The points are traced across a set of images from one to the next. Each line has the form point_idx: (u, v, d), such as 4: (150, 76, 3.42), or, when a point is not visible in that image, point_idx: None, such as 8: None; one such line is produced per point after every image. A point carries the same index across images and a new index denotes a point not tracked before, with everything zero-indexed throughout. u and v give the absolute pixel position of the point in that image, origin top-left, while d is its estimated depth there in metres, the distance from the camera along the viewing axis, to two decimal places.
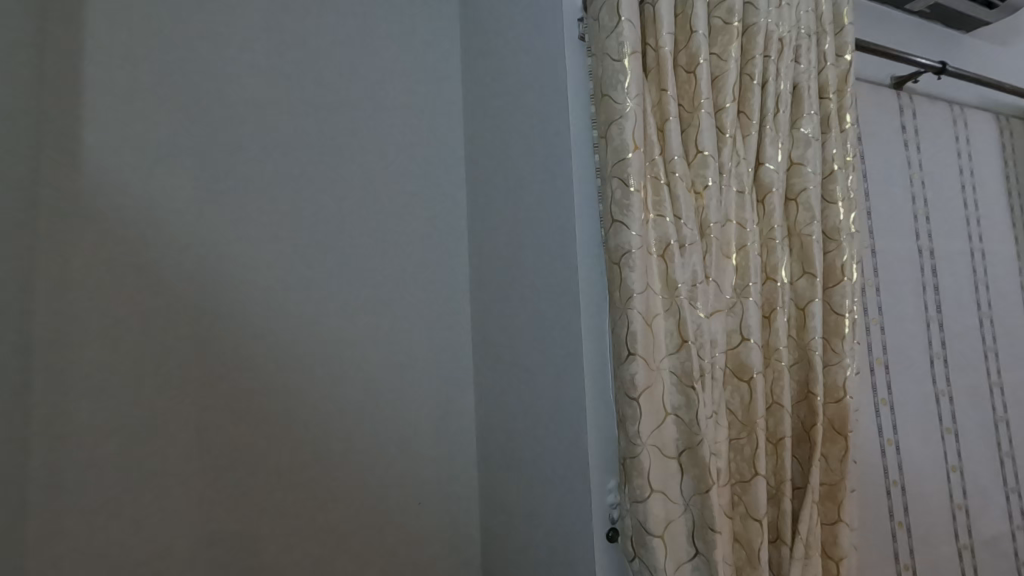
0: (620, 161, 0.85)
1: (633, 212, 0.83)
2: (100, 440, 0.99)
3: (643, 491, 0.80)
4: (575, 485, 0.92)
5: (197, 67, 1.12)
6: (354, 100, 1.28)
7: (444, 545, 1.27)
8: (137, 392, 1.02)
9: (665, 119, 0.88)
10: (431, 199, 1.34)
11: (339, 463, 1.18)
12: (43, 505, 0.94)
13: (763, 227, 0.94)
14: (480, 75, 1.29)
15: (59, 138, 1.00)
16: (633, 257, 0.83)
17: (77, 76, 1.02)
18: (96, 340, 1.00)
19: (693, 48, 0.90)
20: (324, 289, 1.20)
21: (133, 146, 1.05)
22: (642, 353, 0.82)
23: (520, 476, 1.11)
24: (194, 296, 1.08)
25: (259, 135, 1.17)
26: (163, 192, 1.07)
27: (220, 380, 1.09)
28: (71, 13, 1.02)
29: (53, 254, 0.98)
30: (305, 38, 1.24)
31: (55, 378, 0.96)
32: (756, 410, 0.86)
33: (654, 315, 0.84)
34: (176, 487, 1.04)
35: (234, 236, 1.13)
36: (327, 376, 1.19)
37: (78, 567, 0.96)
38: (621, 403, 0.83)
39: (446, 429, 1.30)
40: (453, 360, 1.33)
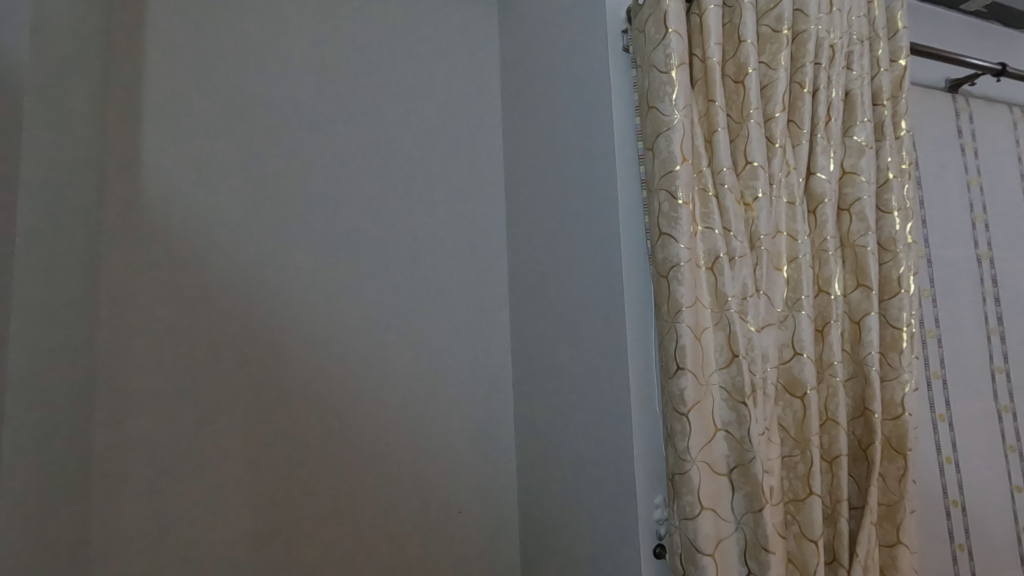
0: (667, 174, 0.84)
1: (681, 225, 0.82)
2: (157, 445, 1.05)
3: (693, 508, 0.79)
4: (619, 497, 0.92)
5: (247, 88, 1.18)
6: (395, 113, 1.31)
7: (485, 552, 1.27)
8: (192, 398, 1.08)
9: (713, 130, 0.87)
10: (471, 209, 1.36)
11: (381, 469, 1.20)
12: (107, 499, 1.01)
13: (815, 239, 0.92)
14: (520, 87, 1.30)
15: (122, 158, 1.07)
16: (682, 271, 0.82)
17: (139, 100, 1.09)
18: (155, 347, 1.06)
19: (741, 58, 0.89)
20: (367, 299, 1.23)
21: (189, 164, 1.12)
22: (691, 367, 0.81)
23: (562, 486, 1.11)
24: (243, 306, 1.14)
25: (305, 150, 1.21)
26: (216, 209, 1.13)
27: (267, 388, 1.13)
28: (133, 42, 1.10)
29: (116, 270, 1.05)
30: (349, 55, 1.28)
31: (118, 383, 1.03)
32: (810, 427, 0.83)
33: (702, 329, 0.83)
34: (226, 490, 1.08)
35: (282, 248, 1.17)
36: (370, 384, 1.21)
37: (137, 559, 1.02)
38: (669, 417, 0.83)
39: (487, 437, 1.31)
40: (493, 368, 1.33)
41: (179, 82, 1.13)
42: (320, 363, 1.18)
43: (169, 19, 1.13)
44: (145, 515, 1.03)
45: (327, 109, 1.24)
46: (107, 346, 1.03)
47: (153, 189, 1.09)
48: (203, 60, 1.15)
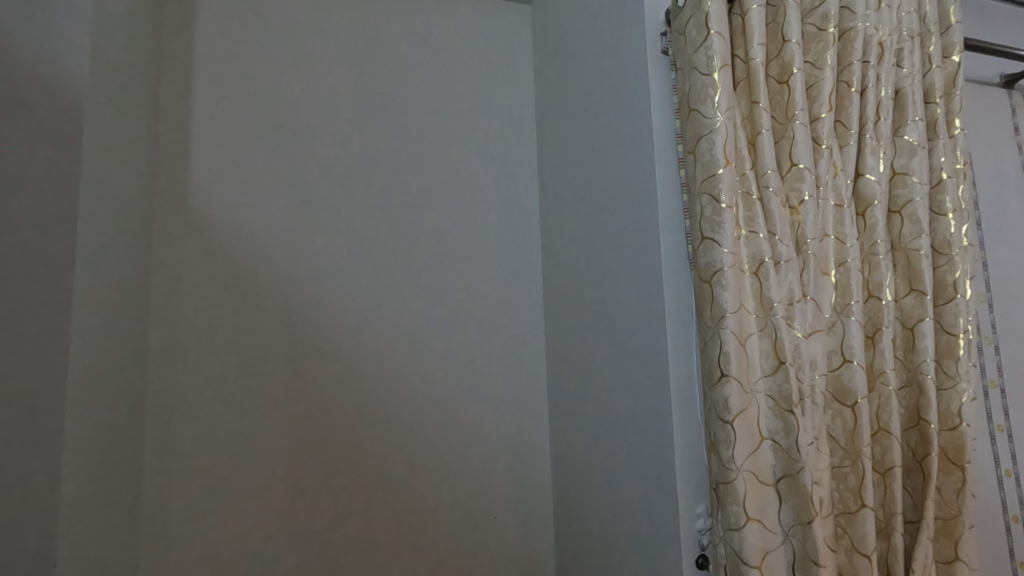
0: (709, 178, 0.83)
1: (724, 229, 0.81)
2: (203, 446, 1.09)
3: (738, 519, 0.77)
4: (658, 504, 0.91)
5: (287, 98, 1.22)
6: (430, 120, 1.32)
7: (520, 557, 1.26)
8: (235, 400, 1.11)
9: (757, 132, 0.85)
10: (505, 213, 1.36)
11: (417, 472, 1.21)
12: (157, 495, 1.05)
13: (864, 242, 0.89)
14: (555, 92, 1.30)
15: (172, 170, 1.12)
16: (725, 276, 0.80)
17: (186, 114, 1.14)
18: (202, 351, 1.10)
19: (786, 58, 0.87)
20: (404, 304, 1.24)
21: (233, 174, 1.16)
22: (736, 374, 0.79)
23: (599, 492, 1.09)
24: (285, 311, 1.16)
25: (343, 158, 1.24)
26: (258, 216, 1.17)
27: (307, 390, 1.16)
28: (182, 60, 1.15)
29: (166, 278, 1.10)
30: (384, 64, 1.30)
31: (168, 384, 1.08)
32: (862, 438, 0.81)
33: (747, 335, 0.81)
34: (267, 491, 1.11)
35: (321, 253, 1.20)
36: (405, 388, 1.22)
37: (185, 554, 1.05)
38: (713, 425, 0.81)
39: (522, 442, 1.30)
40: (528, 373, 1.32)
41: (225, 96, 1.17)
42: (358, 367, 1.20)
43: (215, 37, 1.18)
44: (192, 514, 1.07)
45: (364, 117, 1.27)
46: (157, 350, 1.08)
47: (200, 199, 1.14)
48: (247, 75, 1.20)
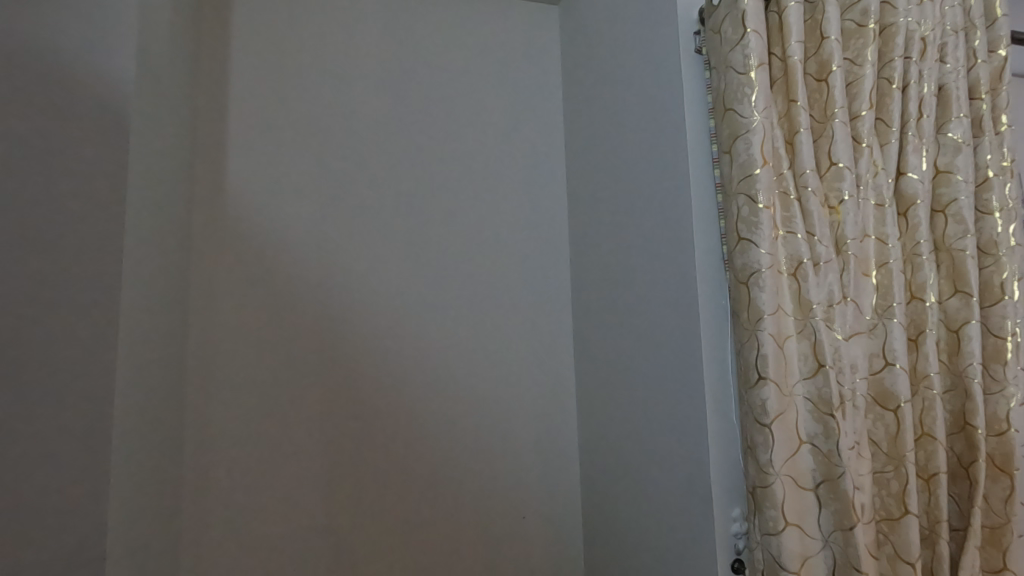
0: (746, 178, 0.82)
1: (762, 230, 0.80)
2: (240, 441, 1.11)
3: (777, 523, 0.76)
4: (692, 507, 0.90)
5: (320, 102, 1.24)
6: (458, 121, 1.33)
7: (549, 555, 1.26)
8: (270, 398, 1.14)
9: (795, 131, 0.84)
10: (534, 212, 1.36)
11: (447, 470, 1.22)
12: (196, 490, 1.08)
13: (906, 242, 0.87)
14: (585, 91, 1.30)
15: (210, 173, 1.15)
16: (763, 277, 0.79)
17: (223, 118, 1.17)
18: (238, 350, 1.13)
19: (824, 55, 0.86)
20: (433, 304, 1.25)
21: (268, 177, 1.18)
22: (774, 377, 0.78)
23: (631, 492, 1.09)
24: (318, 311, 1.18)
25: (374, 161, 1.25)
26: (292, 218, 1.19)
27: (340, 389, 1.18)
28: (219, 66, 1.18)
29: (205, 279, 1.13)
30: (413, 66, 1.31)
31: (206, 382, 1.11)
32: (905, 442, 0.79)
33: (785, 336, 0.80)
34: (302, 489, 1.13)
35: (353, 254, 1.22)
36: (435, 387, 1.23)
37: (222, 547, 1.08)
38: (749, 428, 0.80)
39: (550, 442, 1.30)
40: (556, 372, 1.32)
41: (260, 100, 1.20)
42: (389, 366, 1.21)
43: (250, 43, 1.21)
44: (230, 508, 1.09)
45: (394, 119, 1.28)
46: (197, 349, 1.11)
47: (236, 201, 1.16)
48: (280, 79, 1.22)
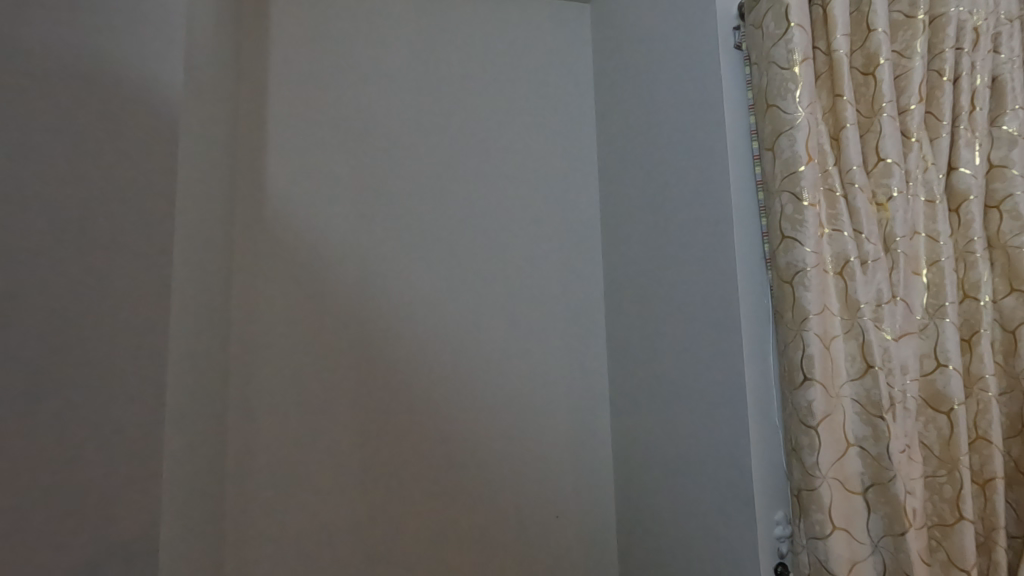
0: (790, 175, 0.81)
1: (807, 229, 0.78)
2: (280, 438, 1.13)
3: (825, 527, 0.74)
4: (734, 509, 0.88)
5: (356, 104, 1.26)
6: (490, 121, 1.34)
7: (584, 554, 1.26)
8: (308, 396, 1.16)
9: (841, 126, 0.82)
10: (565, 211, 1.35)
11: (481, 469, 1.23)
12: (238, 485, 1.10)
13: (959, 239, 0.84)
14: (617, 90, 1.29)
15: (251, 176, 1.18)
16: (808, 276, 0.78)
17: (263, 123, 1.20)
18: (278, 349, 1.16)
19: (871, 48, 0.84)
20: (467, 304, 1.26)
21: (306, 180, 1.21)
22: (820, 377, 0.77)
23: (668, 492, 1.08)
24: (356, 311, 1.20)
25: (408, 162, 1.27)
26: (329, 219, 1.21)
27: (377, 388, 1.19)
28: (259, 72, 1.21)
29: (247, 280, 1.16)
30: (446, 68, 1.33)
31: (247, 381, 1.13)
32: (960, 446, 0.77)
33: (831, 337, 0.79)
34: (340, 486, 1.15)
35: (389, 254, 1.23)
36: (469, 386, 1.24)
37: (264, 541, 1.10)
38: (795, 430, 0.79)
39: (584, 440, 1.29)
40: (590, 372, 1.32)
41: (298, 104, 1.22)
42: (424, 366, 1.22)
43: (287, 49, 1.24)
44: (271, 503, 1.11)
45: (428, 121, 1.29)
46: (239, 348, 1.14)
47: (276, 203, 1.19)
48: (317, 83, 1.24)
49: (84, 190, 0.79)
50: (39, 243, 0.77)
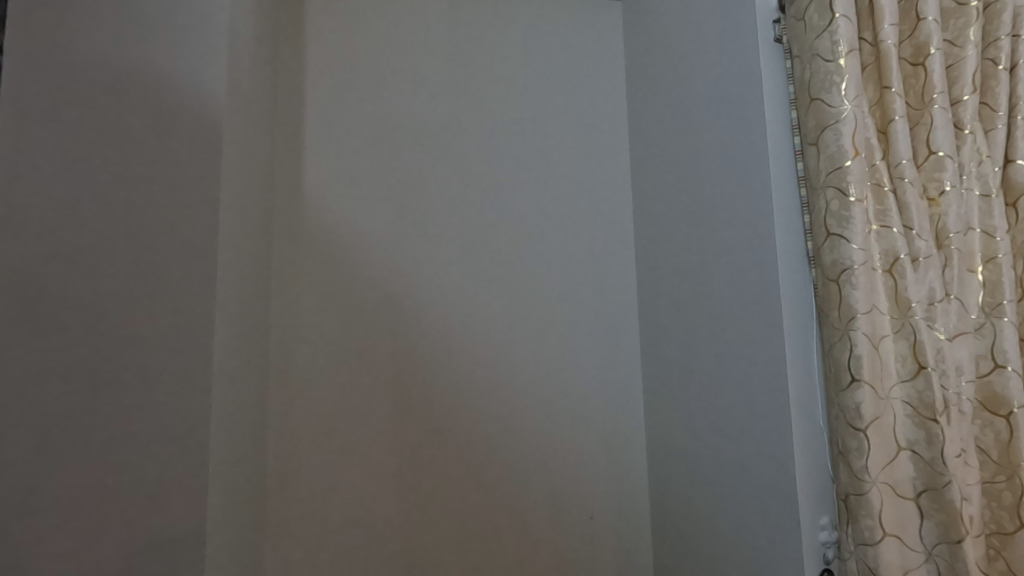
0: (836, 170, 0.79)
1: (853, 225, 0.76)
2: (317, 436, 1.15)
3: (875, 533, 0.72)
4: (776, 513, 0.86)
5: (390, 106, 1.27)
6: (522, 120, 1.34)
7: (618, 554, 1.24)
8: (345, 395, 1.17)
9: (889, 119, 0.80)
10: (598, 209, 1.35)
11: (514, 467, 1.22)
12: (277, 482, 1.12)
13: (1017, 235, 0.80)
14: (650, 87, 1.28)
15: (288, 178, 1.21)
16: (855, 274, 0.76)
17: (300, 127, 1.22)
18: (316, 348, 1.18)
19: (921, 38, 0.81)
20: (500, 303, 1.27)
21: (342, 182, 1.23)
22: (869, 378, 0.74)
23: (705, 493, 1.06)
24: (390, 311, 1.22)
25: (441, 163, 1.28)
26: (364, 220, 1.23)
27: (411, 387, 1.20)
28: (296, 77, 1.24)
29: (285, 280, 1.18)
30: (477, 68, 1.33)
31: (286, 379, 1.15)
32: (1020, 451, 0.73)
33: (880, 336, 0.76)
34: (376, 483, 1.16)
35: (422, 254, 1.24)
36: (502, 385, 1.24)
37: (302, 537, 1.12)
38: (842, 432, 0.77)
39: (617, 440, 1.28)
40: (623, 371, 1.30)
41: (333, 108, 1.25)
42: (458, 365, 1.23)
43: (323, 53, 1.26)
44: (309, 498, 1.13)
45: (461, 123, 1.30)
46: (278, 347, 1.16)
47: (313, 205, 1.21)
48: (352, 86, 1.26)
49: (131, 204, 0.84)
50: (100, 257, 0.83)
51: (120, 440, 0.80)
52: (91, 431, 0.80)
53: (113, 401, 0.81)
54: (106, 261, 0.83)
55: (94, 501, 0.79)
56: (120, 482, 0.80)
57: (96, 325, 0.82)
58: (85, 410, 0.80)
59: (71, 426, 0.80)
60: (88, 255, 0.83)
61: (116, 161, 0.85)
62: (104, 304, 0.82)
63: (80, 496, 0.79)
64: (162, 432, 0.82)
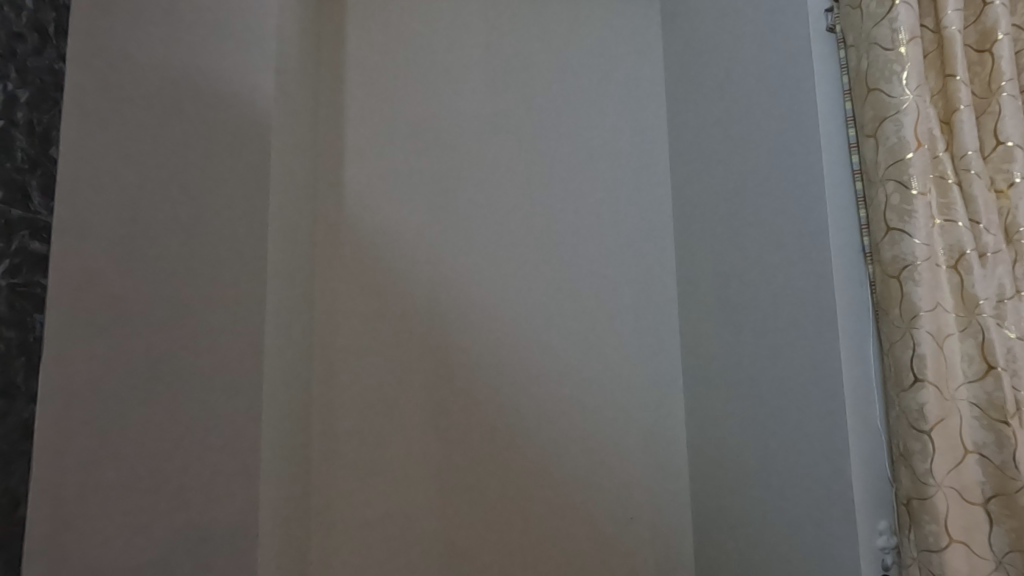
0: (897, 163, 0.76)
1: (917, 219, 0.74)
2: (359, 431, 1.17)
3: (941, 539, 0.70)
4: (829, 515, 0.84)
5: (429, 104, 1.28)
6: (560, 117, 1.33)
7: (658, 552, 1.23)
8: (387, 390, 1.19)
9: (954, 108, 0.77)
10: (637, 205, 1.33)
11: (554, 465, 1.22)
12: (320, 476, 1.14)
13: None
14: (692, 81, 1.26)
15: (330, 178, 1.22)
16: (918, 270, 0.73)
17: (340, 127, 1.24)
18: (358, 345, 1.19)
19: (987, 23, 0.77)
20: (540, 300, 1.26)
21: (381, 180, 1.24)
22: (933, 378, 0.72)
23: (749, 493, 1.03)
24: (430, 308, 1.23)
25: (481, 162, 1.28)
26: (404, 218, 1.24)
27: (452, 384, 1.21)
28: (337, 78, 1.25)
29: (327, 278, 1.20)
30: (514, 66, 1.33)
31: (329, 375, 1.17)
32: None
33: (945, 335, 0.73)
34: (417, 478, 1.17)
35: (463, 251, 1.25)
36: (542, 382, 1.24)
37: (345, 529, 1.14)
38: (903, 433, 0.74)
39: (658, 438, 1.26)
40: (663, 368, 1.29)
41: (374, 107, 1.26)
42: (498, 362, 1.23)
43: (363, 54, 1.27)
44: (351, 493, 1.15)
45: (500, 122, 1.30)
46: (321, 343, 1.18)
47: (354, 203, 1.23)
48: (391, 85, 1.27)
49: (180, 208, 0.87)
50: (156, 258, 0.86)
51: (170, 439, 0.83)
52: (138, 430, 0.83)
53: (162, 400, 0.84)
54: (154, 264, 0.86)
55: (145, 502, 0.82)
56: (174, 476, 0.83)
57: (148, 325, 0.85)
58: (130, 410, 0.83)
59: (128, 421, 0.83)
60: (137, 258, 0.86)
61: (169, 166, 0.88)
62: (151, 306, 0.85)
63: (127, 495, 0.82)
64: (215, 427, 0.84)
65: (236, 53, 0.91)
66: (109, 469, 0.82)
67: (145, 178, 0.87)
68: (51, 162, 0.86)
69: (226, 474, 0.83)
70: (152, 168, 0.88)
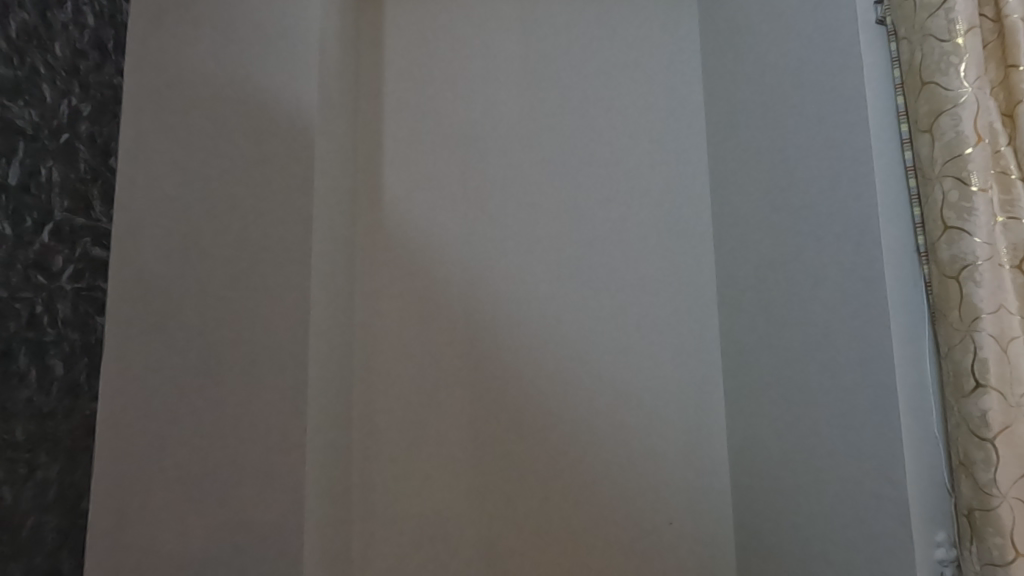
0: (955, 159, 0.73)
1: (977, 218, 0.71)
2: (399, 431, 1.19)
3: (1007, 552, 0.66)
4: (881, 524, 0.81)
5: (465, 108, 1.29)
6: (595, 118, 1.32)
7: (700, 557, 1.21)
8: (425, 391, 1.20)
9: (1017, 100, 0.73)
10: (675, 205, 1.31)
11: (592, 467, 1.21)
12: (362, 475, 1.17)
13: None
14: (731, 78, 1.23)
15: (369, 183, 1.25)
16: (979, 270, 0.70)
17: (379, 133, 1.27)
18: (398, 346, 1.21)
19: None
20: (578, 302, 1.26)
21: (419, 184, 1.26)
22: (997, 383, 0.69)
23: (795, 498, 1.01)
24: (468, 310, 1.23)
25: (517, 164, 1.29)
26: (441, 221, 1.25)
27: (490, 385, 1.22)
28: (376, 86, 1.28)
29: (367, 280, 1.22)
30: (549, 68, 1.33)
31: (369, 376, 1.20)
32: None
33: (1010, 338, 0.70)
34: (456, 479, 1.18)
35: (500, 253, 1.26)
36: (579, 384, 1.24)
37: (385, 527, 1.16)
38: (963, 440, 0.71)
39: (698, 441, 1.24)
40: (703, 370, 1.26)
41: (411, 112, 1.28)
42: (535, 363, 1.23)
43: (400, 61, 1.30)
44: (391, 491, 1.17)
45: (535, 124, 1.31)
46: (361, 345, 1.20)
47: (392, 207, 1.25)
48: (428, 90, 1.29)
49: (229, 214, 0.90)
50: (207, 262, 0.90)
51: (220, 437, 0.86)
52: (191, 426, 0.87)
53: (213, 399, 0.87)
54: (205, 269, 0.90)
55: (198, 499, 0.85)
56: (223, 472, 0.85)
57: (200, 327, 0.88)
58: (184, 407, 0.87)
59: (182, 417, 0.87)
60: (189, 263, 0.90)
61: (218, 174, 0.91)
62: (202, 309, 0.89)
63: (180, 488, 0.86)
64: (262, 426, 0.86)
65: (280, 64, 0.94)
66: (165, 462, 0.86)
67: (196, 186, 0.91)
68: (111, 171, 0.92)
69: (274, 471, 0.85)
70: (203, 177, 0.91)
